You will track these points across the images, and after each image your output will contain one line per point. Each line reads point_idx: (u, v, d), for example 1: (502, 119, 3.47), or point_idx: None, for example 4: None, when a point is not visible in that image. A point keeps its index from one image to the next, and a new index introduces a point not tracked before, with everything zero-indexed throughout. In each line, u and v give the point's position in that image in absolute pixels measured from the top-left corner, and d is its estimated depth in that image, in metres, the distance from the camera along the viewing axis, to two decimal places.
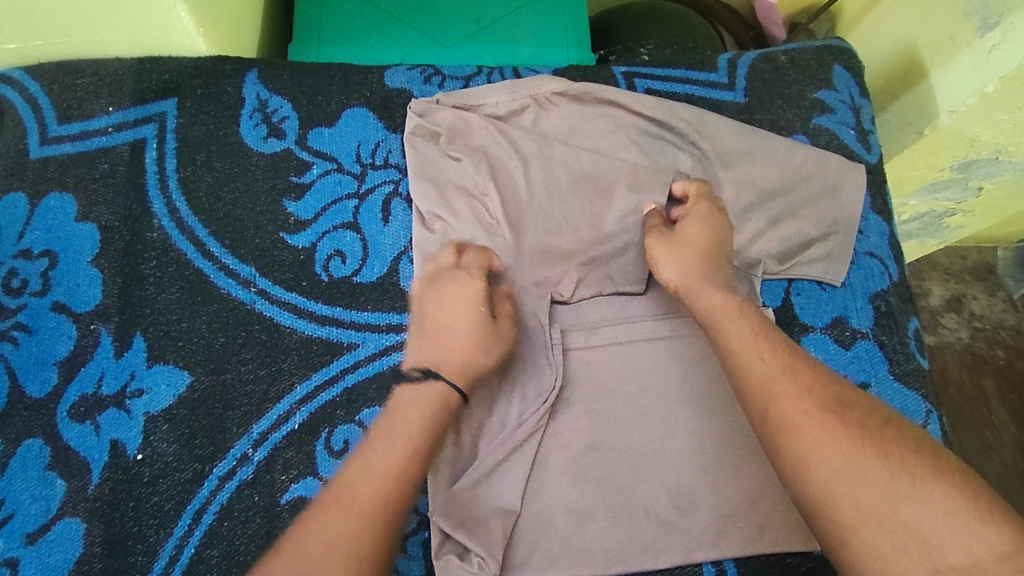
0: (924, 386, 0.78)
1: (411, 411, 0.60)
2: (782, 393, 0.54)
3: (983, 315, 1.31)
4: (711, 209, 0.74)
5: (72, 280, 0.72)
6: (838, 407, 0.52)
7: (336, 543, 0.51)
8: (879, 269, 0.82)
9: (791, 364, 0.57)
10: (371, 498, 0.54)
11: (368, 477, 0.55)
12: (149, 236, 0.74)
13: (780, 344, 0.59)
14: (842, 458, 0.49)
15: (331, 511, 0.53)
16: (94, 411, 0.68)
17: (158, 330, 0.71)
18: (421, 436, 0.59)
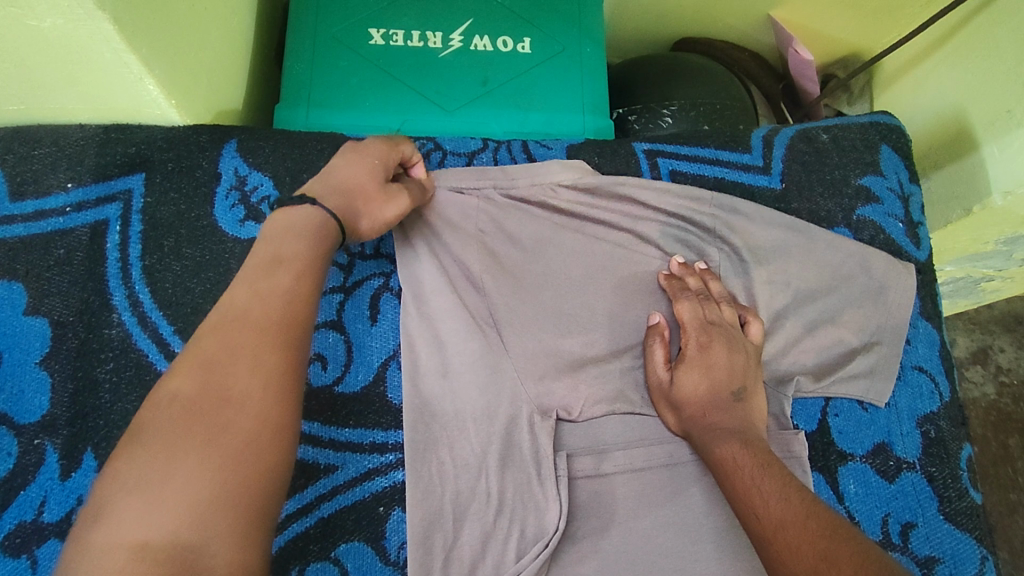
0: (978, 526, 0.69)
1: (294, 228, 0.55)
2: (782, 550, 0.49)
3: (1010, 369, 1.16)
4: (715, 340, 0.68)
5: (16, 386, 0.64)
6: (821, 554, 0.47)
7: (236, 361, 0.46)
8: (928, 387, 0.73)
9: (785, 517, 0.52)
10: (264, 310, 0.49)
11: (256, 296, 0.50)
12: (107, 334, 0.66)
13: (785, 495, 0.54)
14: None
15: (228, 331, 0.48)
16: (33, 543, 0.59)
17: (112, 446, 0.63)
18: (310, 248, 0.54)
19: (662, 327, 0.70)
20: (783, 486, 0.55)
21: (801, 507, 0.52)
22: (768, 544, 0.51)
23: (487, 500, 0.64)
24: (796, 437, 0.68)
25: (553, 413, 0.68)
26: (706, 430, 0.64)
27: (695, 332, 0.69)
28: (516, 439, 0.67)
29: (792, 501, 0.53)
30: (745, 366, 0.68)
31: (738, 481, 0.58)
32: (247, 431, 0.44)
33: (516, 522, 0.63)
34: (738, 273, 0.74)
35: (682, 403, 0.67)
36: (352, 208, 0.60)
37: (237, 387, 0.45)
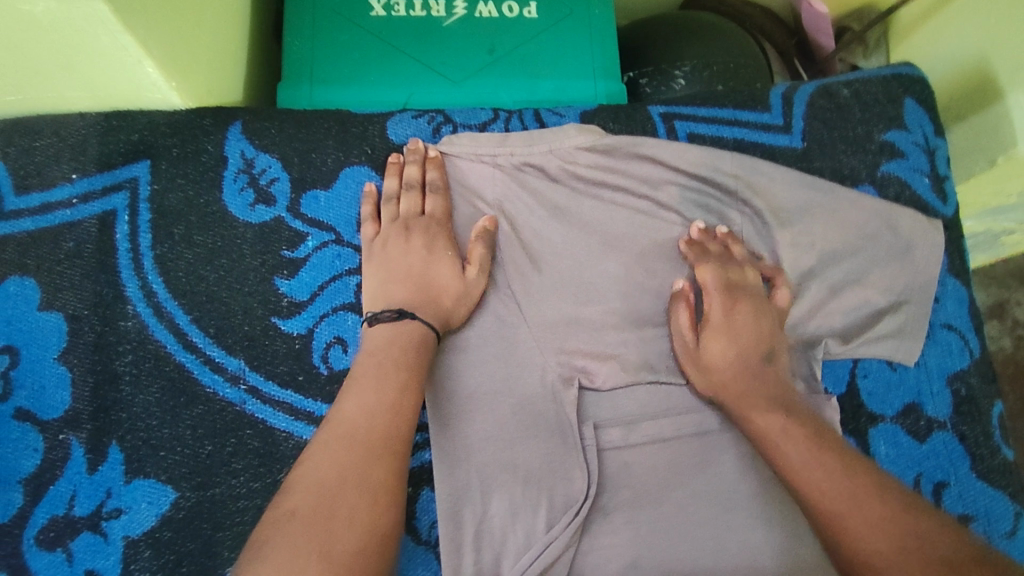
0: (1011, 483, 0.68)
1: (393, 348, 0.60)
2: None
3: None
4: (738, 300, 0.68)
5: (37, 382, 0.63)
6: (904, 531, 0.49)
7: (344, 479, 0.49)
8: (958, 344, 0.72)
9: (853, 491, 0.53)
10: (371, 425, 0.53)
11: (359, 409, 0.54)
12: (123, 326, 0.65)
13: (846, 470, 0.55)
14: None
15: (329, 444, 0.52)
16: (66, 537, 0.60)
17: (137, 438, 0.62)
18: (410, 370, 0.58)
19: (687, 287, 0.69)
20: None
21: (869, 480, 0.54)
22: (841, 521, 0.51)
23: (516, 476, 0.63)
24: (826, 401, 0.67)
25: (575, 382, 0.67)
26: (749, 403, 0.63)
27: (719, 296, 0.69)
28: (542, 413, 0.66)
29: (847, 476, 0.54)
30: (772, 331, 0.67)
31: (792, 461, 0.58)
32: (355, 539, 0.46)
33: (545, 496, 0.63)
34: (762, 237, 0.72)
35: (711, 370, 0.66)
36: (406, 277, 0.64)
37: (354, 505, 0.48)
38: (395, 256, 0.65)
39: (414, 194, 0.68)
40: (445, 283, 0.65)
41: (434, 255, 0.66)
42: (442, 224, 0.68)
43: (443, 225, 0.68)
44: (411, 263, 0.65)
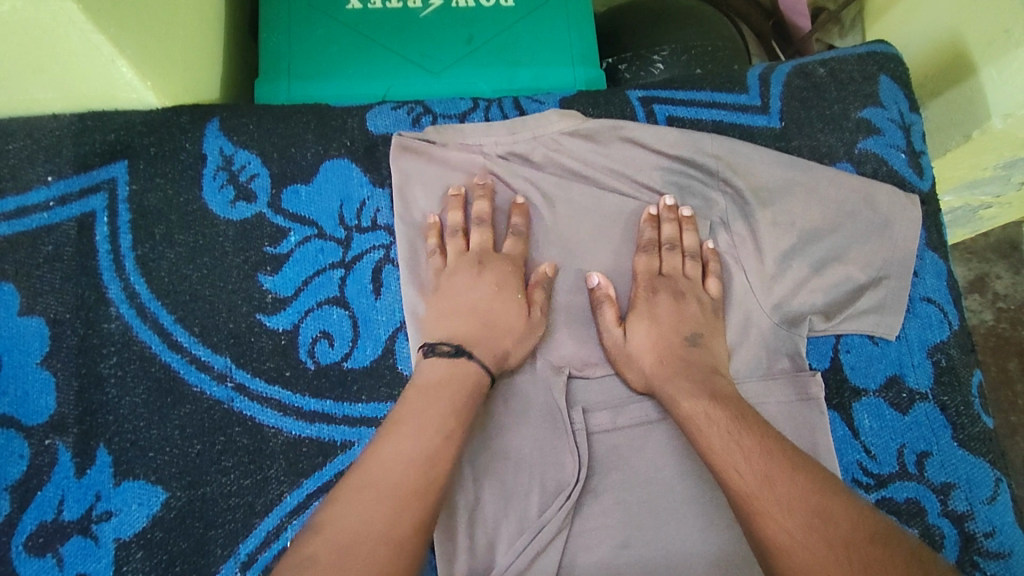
0: (991, 451, 0.70)
1: (442, 396, 0.58)
2: (765, 512, 0.51)
3: (1007, 295, 1.16)
4: (661, 292, 0.68)
5: (20, 387, 0.62)
6: (815, 508, 0.50)
7: (368, 528, 0.49)
8: (938, 316, 0.73)
9: (770, 473, 0.53)
10: (404, 476, 0.52)
11: (396, 456, 0.53)
12: (106, 328, 0.64)
13: (753, 450, 0.55)
14: (815, 563, 0.47)
15: (363, 486, 0.51)
16: (56, 542, 0.59)
17: (125, 440, 0.62)
18: (455, 413, 0.57)
19: (643, 271, 0.69)
20: (761, 440, 0.56)
21: (786, 460, 0.54)
22: (754, 498, 0.52)
23: (506, 462, 0.64)
24: (812, 378, 0.68)
25: (565, 369, 0.68)
26: (682, 389, 0.62)
27: (648, 282, 0.69)
28: (530, 398, 0.66)
29: (777, 458, 0.54)
30: (705, 317, 0.67)
31: (710, 441, 0.58)
32: None
33: (535, 480, 0.63)
34: (743, 216, 0.73)
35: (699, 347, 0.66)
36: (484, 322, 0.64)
37: (374, 558, 0.47)
38: (460, 291, 0.65)
39: (486, 230, 0.68)
40: (509, 322, 0.65)
41: (504, 294, 0.65)
42: (517, 267, 0.68)
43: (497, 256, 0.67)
44: (473, 300, 0.65)
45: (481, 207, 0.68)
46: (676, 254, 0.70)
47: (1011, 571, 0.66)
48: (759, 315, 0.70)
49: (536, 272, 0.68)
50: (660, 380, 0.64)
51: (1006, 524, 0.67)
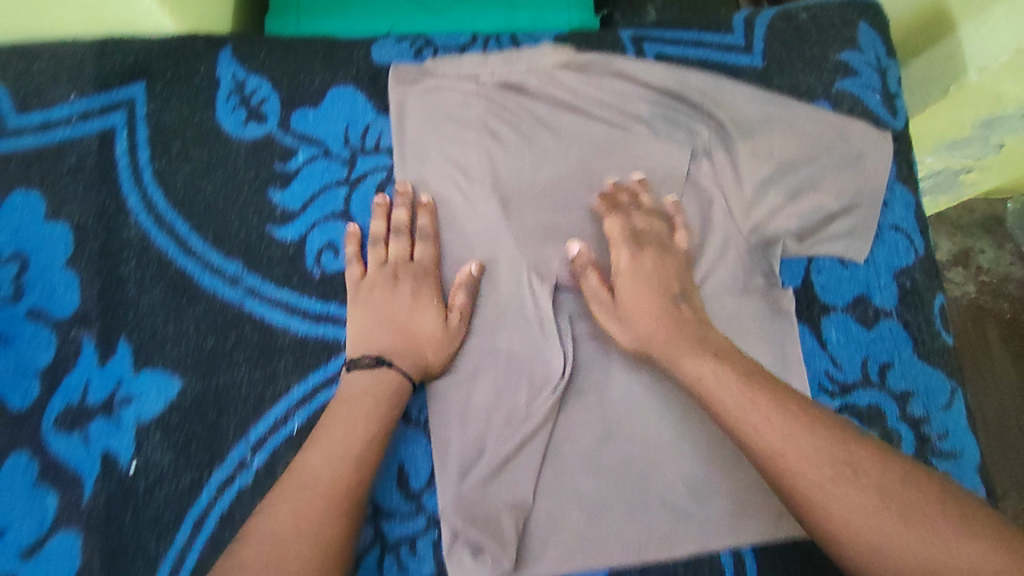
0: (949, 364, 0.75)
1: (362, 381, 0.64)
2: (754, 425, 0.55)
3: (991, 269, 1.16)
4: (648, 246, 0.70)
5: (47, 284, 0.67)
6: (888, 503, 0.49)
7: (301, 533, 0.54)
8: (904, 244, 0.78)
9: (752, 395, 0.57)
10: (332, 472, 0.58)
11: (323, 460, 0.59)
12: (126, 234, 0.69)
13: (807, 438, 0.53)
14: (809, 465, 0.51)
15: (294, 495, 0.57)
16: (83, 421, 0.65)
17: (144, 333, 0.68)
18: (371, 435, 0.61)
19: (619, 232, 0.71)
20: (737, 368, 0.60)
21: (836, 435, 0.53)
22: (821, 489, 0.51)
23: (499, 362, 0.69)
24: (784, 294, 0.74)
25: (552, 279, 0.72)
26: (722, 380, 0.59)
27: (625, 244, 0.71)
28: (521, 306, 0.71)
29: (832, 447, 0.52)
30: (678, 270, 0.70)
31: (774, 429, 0.54)
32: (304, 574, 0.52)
33: (524, 379, 0.69)
34: (724, 147, 0.77)
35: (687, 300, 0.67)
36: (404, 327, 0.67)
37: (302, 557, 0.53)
38: (381, 301, 0.67)
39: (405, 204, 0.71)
40: (426, 331, 0.67)
41: (423, 285, 0.69)
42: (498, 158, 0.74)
43: (430, 274, 0.69)
44: (398, 312, 0.67)
45: (401, 216, 0.71)
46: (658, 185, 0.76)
47: (960, 468, 0.73)
48: (736, 238, 0.75)
49: (462, 273, 0.70)
50: (664, 338, 0.64)
51: (958, 428, 0.74)
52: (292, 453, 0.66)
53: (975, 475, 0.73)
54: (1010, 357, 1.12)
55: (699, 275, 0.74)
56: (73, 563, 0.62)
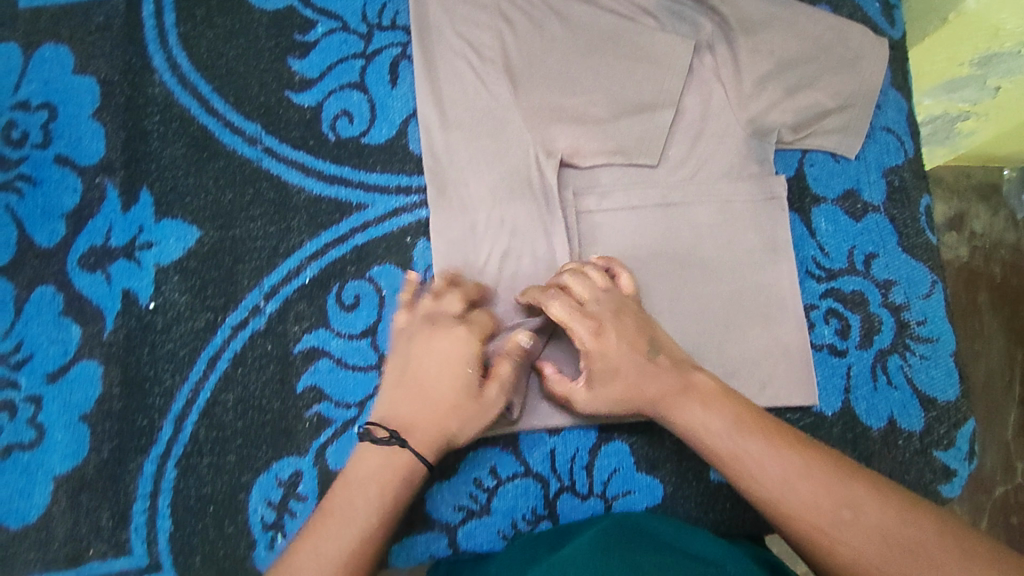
0: (933, 258, 0.79)
1: (378, 468, 0.57)
2: (733, 456, 0.56)
3: (984, 234, 1.15)
4: (605, 319, 0.63)
5: (74, 133, 0.70)
6: (891, 540, 0.49)
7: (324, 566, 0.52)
8: (895, 144, 0.81)
9: (733, 425, 0.57)
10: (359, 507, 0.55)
11: (347, 507, 0.55)
12: (150, 92, 0.72)
13: (804, 477, 0.53)
14: (781, 494, 0.53)
15: (320, 535, 0.54)
16: (104, 262, 0.68)
17: (165, 185, 0.70)
18: (388, 496, 0.56)
19: (582, 302, 0.64)
20: (726, 404, 0.59)
21: (801, 459, 0.54)
22: (823, 535, 0.50)
23: (503, 229, 0.72)
24: (777, 180, 0.77)
25: (556, 155, 0.74)
26: (717, 432, 0.58)
27: (581, 321, 0.62)
28: (527, 179, 0.73)
29: (828, 480, 0.52)
30: (639, 324, 0.64)
31: (770, 474, 0.54)
32: None
33: (527, 246, 0.72)
34: (726, 42, 0.78)
35: (660, 351, 0.63)
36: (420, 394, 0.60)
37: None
38: (416, 376, 0.61)
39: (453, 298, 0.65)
40: (446, 395, 0.60)
41: (441, 331, 0.62)
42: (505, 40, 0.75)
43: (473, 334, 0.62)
44: (425, 378, 0.61)
45: (453, 305, 0.65)
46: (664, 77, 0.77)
47: (936, 352, 0.77)
48: (734, 128, 0.78)
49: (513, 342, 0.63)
50: (667, 397, 0.61)
51: (937, 317, 0.77)
52: (303, 303, 0.70)
53: (948, 361, 0.76)
54: (1000, 322, 1.12)
55: (696, 162, 0.77)
56: (92, 392, 0.66)
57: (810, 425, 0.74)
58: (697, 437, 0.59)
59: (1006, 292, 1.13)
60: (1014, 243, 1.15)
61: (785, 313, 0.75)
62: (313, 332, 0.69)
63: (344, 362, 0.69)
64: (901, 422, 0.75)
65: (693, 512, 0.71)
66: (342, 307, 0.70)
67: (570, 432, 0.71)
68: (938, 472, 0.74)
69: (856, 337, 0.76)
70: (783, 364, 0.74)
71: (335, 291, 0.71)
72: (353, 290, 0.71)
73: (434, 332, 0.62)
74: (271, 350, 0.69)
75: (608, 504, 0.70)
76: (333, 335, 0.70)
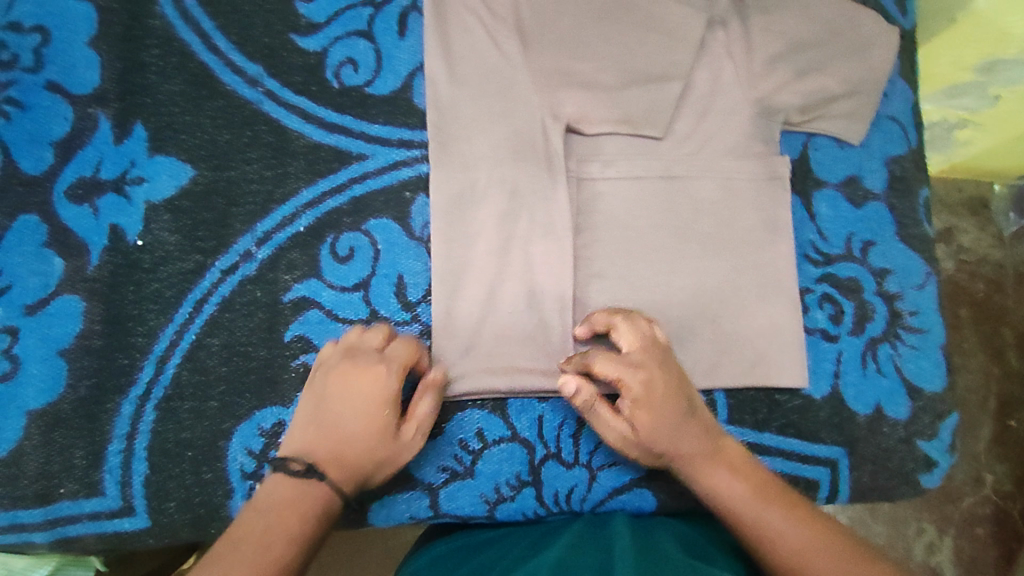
0: (928, 250, 0.79)
1: (302, 487, 0.56)
2: (755, 518, 0.58)
3: (971, 249, 1.16)
4: (653, 378, 0.61)
5: (67, 60, 0.68)
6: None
7: (259, 551, 0.52)
8: (899, 134, 0.81)
9: (757, 489, 0.60)
10: (296, 500, 0.55)
11: (295, 493, 0.55)
12: (150, 23, 0.70)
13: (816, 549, 0.56)
14: (796, 557, 0.55)
15: (262, 519, 0.54)
16: (93, 195, 0.66)
17: (160, 121, 0.68)
18: (322, 505, 0.56)
19: (629, 351, 0.61)
20: (751, 470, 0.62)
21: (820, 529, 0.57)
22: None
23: (504, 192, 0.71)
24: (781, 160, 0.76)
25: (563, 119, 0.73)
26: (737, 496, 0.60)
27: (629, 378, 0.60)
28: (530, 140, 0.72)
29: (840, 553, 0.56)
30: (680, 378, 0.62)
31: (789, 543, 0.56)
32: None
33: (526, 209, 0.71)
34: (739, 19, 0.77)
35: (695, 414, 0.62)
36: (328, 430, 0.58)
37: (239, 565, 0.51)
38: (332, 407, 0.59)
39: (380, 336, 0.62)
40: (351, 430, 0.58)
41: (358, 369, 0.59)
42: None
43: (390, 373, 0.59)
44: (335, 413, 0.58)
45: (399, 348, 0.61)
46: (676, 51, 0.75)
47: (925, 343, 0.77)
48: (743, 106, 0.77)
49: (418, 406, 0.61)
50: (691, 457, 0.62)
51: (928, 309, 0.78)
52: (296, 251, 0.68)
53: (936, 352, 0.77)
54: (980, 340, 1.13)
55: (702, 138, 0.77)
56: (72, 327, 0.64)
57: (797, 407, 0.74)
58: (717, 499, 0.61)
59: (988, 309, 1.14)
60: (999, 261, 1.16)
61: (781, 292, 0.75)
62: (304, 282, 0.68)
63: (334, 314, 0.67)
64: (887, 410, 0.75)
65: (678, 487, 0.70)
66: (335, 259, 0.69)
67: (560, 399, 0.70)
68: (920, 462, 0.75)
69: (849, 323, 0.76)
70: (775, 344, 0.74)
71: (329, 242, 0.69)
72: (348, 243, 0.69)
73: (353, 369, 0.60)
74: (261, 298, 0.67)
75: (593, 475, 0.69)
76: (324, 286, 0.68)
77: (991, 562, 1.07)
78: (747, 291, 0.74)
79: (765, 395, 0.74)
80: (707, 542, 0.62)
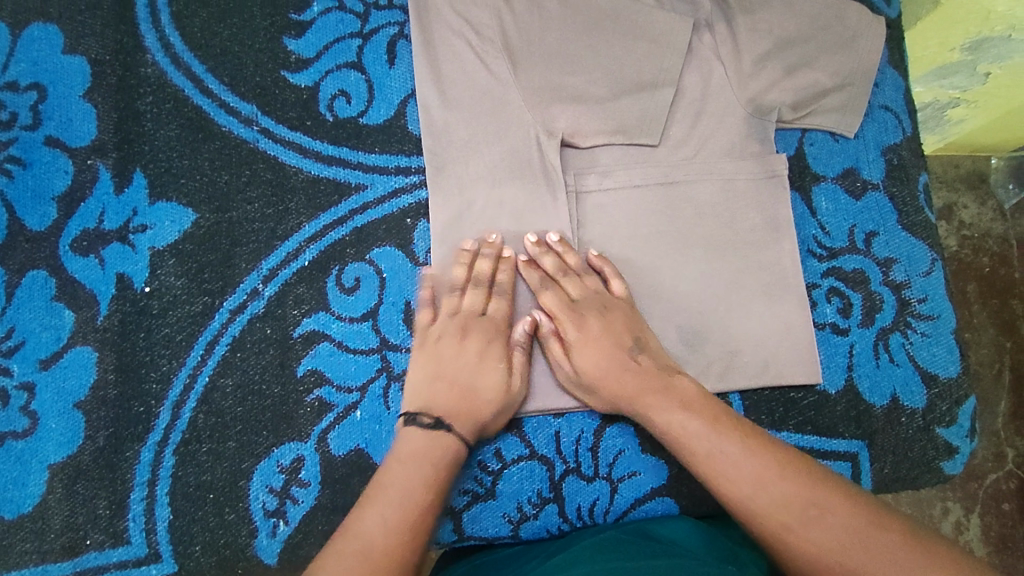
0: (931, 236, 0.79)
1: (420, 457, 0.58)
2: (723, 463, 0.57)
3: (973, 224, 1.15)
4: (589, 314, 0.66)
5: (65, 115, 0.69)
6: (856, 538, 0.51)
7: (389, 516, 0.53)
8: (893, 123, 0.82)
9: (725, 438, 0.58)
10: (421, 466, 0.57)
11: (407, 472, 0.56)
12: (143, 71, 0.70)
13: (768, 479, 0.55)
14: (762, 500, 0.54)
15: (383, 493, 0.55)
16: (98, 246, 0.67)
17: (159, 167, 0.69)
18: (438, 475, 0.57)
19: (573, 297, 0.67)
20: (715, 415, 0.60)
21: (799, 474, 0.55)
22: (789, 531, 0.52)
23: (502, 212, 0.71)
24: (778, 158, 0.77)
25: (557, 134, 0.73)
26: (694, 432, 0.59)
27: (567, 316, 0.67)
28: (526, 158, 0.72)
29: (795, 477, 0.55)
30: (628, 324, 0.66)
31: (758, 488, 0.54)
32: (385, 543, 0.51)
33: (527, 229, 0.71)
34: (724, 20, 0.78)
35: (646, 352, 0.65)
36: (429, 398, 0.63)
37: (366, 542, 0.51)
38: (447, 356, 0.64)
39: (480, 292, 0.68)
40: (488, 382, 0.63)
41: (487, 352, 0.65)
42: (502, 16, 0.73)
43: (501, 332, 0.67)
44: (461, 364, 0.64)
45: (476, 300, 0.67)
46: (665, 56, 0.76)
47: (937, 330, 0.77)
48: (735, 107, 0.77)
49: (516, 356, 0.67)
50: (638, 397, 0.63)
51: (937, 296, 0.78)
52: (302, 286, 0.68)
53: (948, 338, 0.77)
54: (989, 315, 1.12)
55: (698, 141, 0.77)
56: (86, 379, 0.64)
57: (814, 404, 0.74)
58: (675, 439, 0.60)
59: (994, 282, 1.14)
60: (1002, 235, 1.15)
61: (788, 290, 0.75)
62: (312, 316, 0.68)
63: (344, 345, 0.68)
64: (904, 400, 0.75)
65: (699, 493, 0.70)
66: (341, 290, 0.69)
67: (575, 414, 0.70)
68: (941, 449, 0.74)
69: (858, 315, 0.76)
70: (786, 342, 0.74)
71: (335, 273, 0.69)
72: (353, 273, 0.70)
73: (468, 332, 0.65)
74: (270, 335, 0.67)
75: (614, 487, 0.69)
76: (332, 318, 0.68)
77: (1020, 537, 1.06)
78: (754, 290, 0.74)
79: (780, 395, 0.74)
80: (727, 540, 0.62)
